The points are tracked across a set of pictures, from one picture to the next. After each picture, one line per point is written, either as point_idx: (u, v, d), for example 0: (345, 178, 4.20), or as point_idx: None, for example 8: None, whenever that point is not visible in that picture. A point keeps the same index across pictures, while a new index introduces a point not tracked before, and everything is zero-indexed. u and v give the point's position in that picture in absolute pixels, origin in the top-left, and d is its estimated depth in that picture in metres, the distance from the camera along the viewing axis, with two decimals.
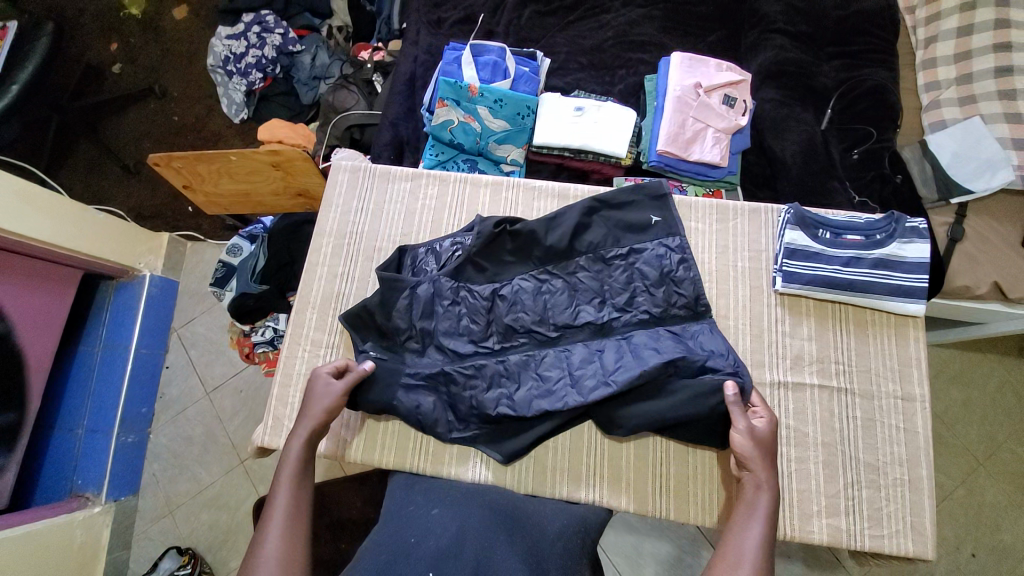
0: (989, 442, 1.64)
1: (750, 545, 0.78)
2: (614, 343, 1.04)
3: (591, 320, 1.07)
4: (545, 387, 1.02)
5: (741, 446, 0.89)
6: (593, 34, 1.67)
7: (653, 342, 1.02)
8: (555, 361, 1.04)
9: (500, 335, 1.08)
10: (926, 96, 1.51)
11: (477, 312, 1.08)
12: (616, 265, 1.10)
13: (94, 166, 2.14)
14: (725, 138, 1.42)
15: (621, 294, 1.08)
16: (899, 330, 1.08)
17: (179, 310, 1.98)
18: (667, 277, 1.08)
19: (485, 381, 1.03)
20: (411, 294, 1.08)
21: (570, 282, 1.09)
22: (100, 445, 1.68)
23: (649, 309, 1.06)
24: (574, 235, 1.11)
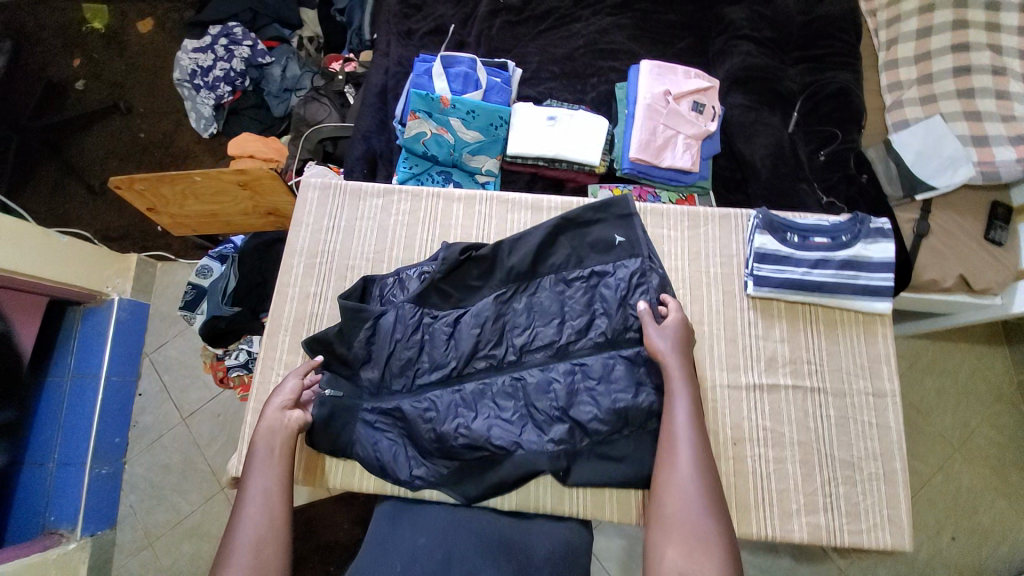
0: (964, 428, 1.69)
1: (680, 427, 0.88)
2: (569, 369, 1.02)
3: (550, 343, 1.04)
4: (502, 418, 1.00)
5: (660, 345, 0.97)
6: (565, 43, 1.68)
7: (607, 371, 1.00)
8: (509, 390, 1.02)
9: (459, 364, 1.05)
10: (890, 96, 1.54)
11: (437, 339, 1.06)
12: (576, 286, 1.09)
13: (59, 187, 2.07)
14: (695, 144, 1.43)
15: (579, 317, 1.06)
16: (868, 327, 1.11)
17: (151, 333, 1.92)
18: (626, 301, 1.06)
19: (441, 412, 1.00)
20: (374, 324, 1.06)
21: (531, 302, 1.08)
22: (72, 478, 1.62)
23: (604, 331, 1.04)
24: (535, 260, 1.10)
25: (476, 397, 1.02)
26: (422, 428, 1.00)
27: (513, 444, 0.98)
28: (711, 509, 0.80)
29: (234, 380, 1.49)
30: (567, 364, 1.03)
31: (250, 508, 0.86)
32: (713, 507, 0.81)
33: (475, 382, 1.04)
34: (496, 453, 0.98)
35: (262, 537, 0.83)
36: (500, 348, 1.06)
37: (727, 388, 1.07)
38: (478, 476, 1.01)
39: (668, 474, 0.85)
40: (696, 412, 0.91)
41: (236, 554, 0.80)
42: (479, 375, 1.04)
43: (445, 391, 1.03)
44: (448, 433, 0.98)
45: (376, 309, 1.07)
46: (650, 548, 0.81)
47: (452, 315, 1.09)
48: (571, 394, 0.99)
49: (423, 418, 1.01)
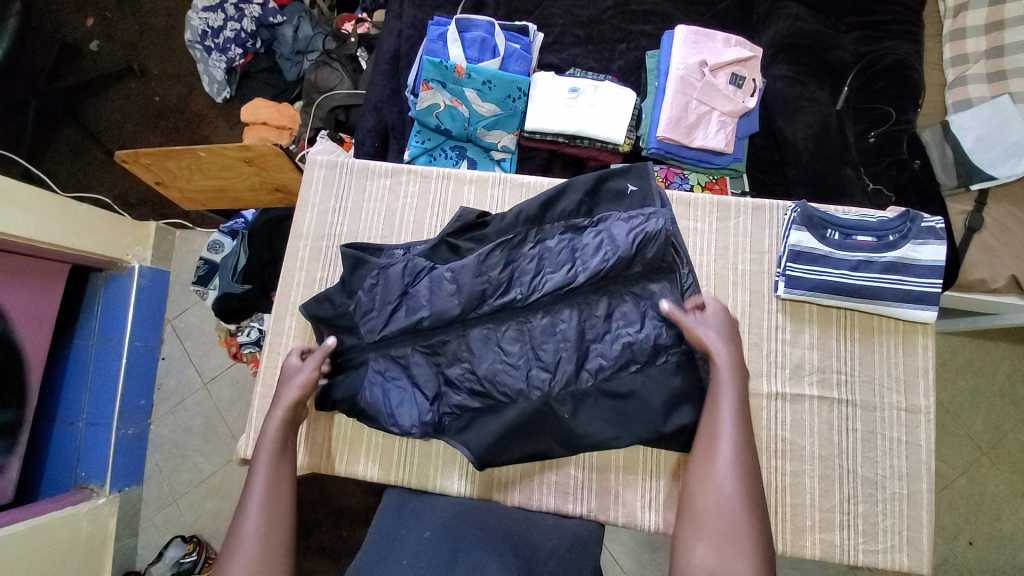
0: (994, 431, 1.60)
1: (726, 424, 0.84)
2: (577, 313, 0.99)
3: (560, 285, 0.99)
4: (510, 363, 0.99)
5: (704, 334, 0.91)
6: (592, 4, 1.53)
7: (612, 312, 1.00)
8: (517, 333, 1.00)
9: (465, 310, 1.00)
10: (952, 71, 1.39)
11: (440, 284, 1.01)
12: (586, 229, 1.04)
13: (77, 151, 2.07)
14: (731, 122, 1.31)
15: (591, 259, 1.00)
16: (907, 338, 1.02)
17: (171, 301, 1.95)
18: (636, 236, 0.99)
19: (449, 357, 1.00)
20: (379, 273, 1.04)
21: (540, 248, 1.03)
22: (100, 438, 1.70)
23: (612, 268, 0.99)
24: (545, 205, 1.06)
25: (482, 343, 0.99)
26: (429, 371, 1.00)
27: (523, 387, 0.98)
28: (747, 508, 0.77)
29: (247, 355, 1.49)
30: (572, 306, 1.01)
31: (256, 503, 0.87)
32: (749, 506, 0.77)
33: (481, 327, 1.00)
34: (503, 397, 0.99)
35: (270, 532, 0.85)
36: (507, 293, 1.01)
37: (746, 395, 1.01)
38: (484, 424, 0.98)
39: (704, 471, 0.82)
40: (742, 406, 0.86)
41: (244, 549, 0.82)
42: (484, 320, 1.01)
43: (450, 336, 1.00)
44: (456, 376, 1.00)
45: (382, 259, 1.05)
46: (678, 544, 0.79)
47: (458, 263, 1.02)
48: (580, 337, 0.99)
49: (431, 362, 1.01)
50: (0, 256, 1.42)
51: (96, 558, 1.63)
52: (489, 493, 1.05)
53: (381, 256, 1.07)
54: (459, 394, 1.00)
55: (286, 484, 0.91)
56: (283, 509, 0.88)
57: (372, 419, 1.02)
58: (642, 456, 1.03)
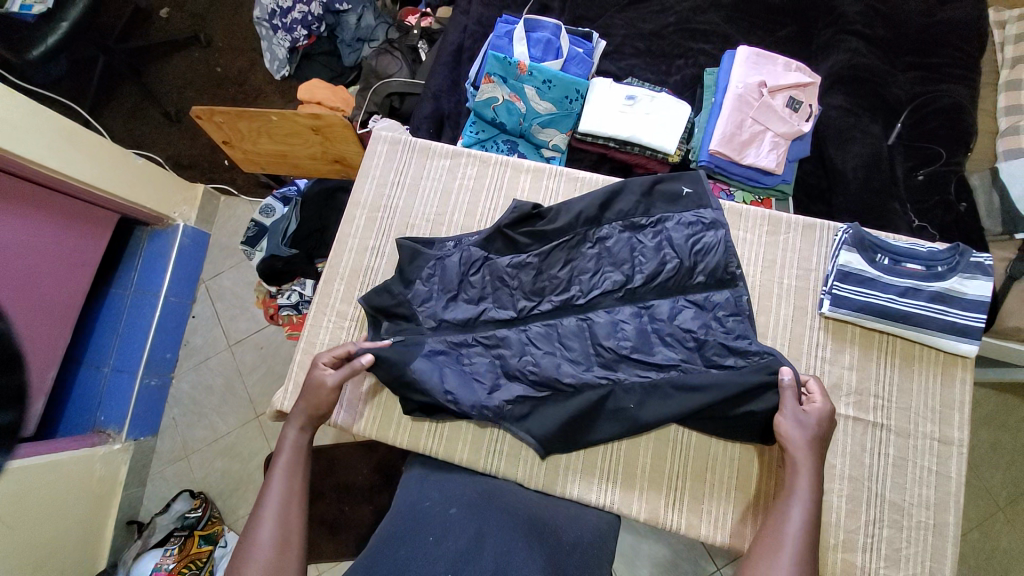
0: (1014, 487, 1.57)
1: (793, 532, 0.80)
2: (637, 312, 1.03)
3: (618, 286, 1.04)
4: (569, 357, 1.02)
5: (789, 430, 0.89)
6: (655, 19, 1.58)
7: (674, 314, 1.02)
8: (576, 330, 1.04)
9: (527, 306, 1.06)
10: (1005, 120, 1.40)
11: (499, 277, 1.07)
12: (645, 232, 1.07)
13: (135, 110, 2.15)
14: (783, 144, 1.33)
15: (649, 261, 1.04)
16: (946, 371, 1.02)
17: (208, 262, 2.00)
18: (695, 244, 1.04)
19: (512, 348, 1.03)
20: (437, 263, 1.09)
21: (600, 250, 1.07)
22: (124, 385, 1.73)
23: (672, 274, 1.03)
24: (603, 204, 1.09)
25: (543, 339, 1.04)
26: (490, 363, 1.04)
27: (585, 379, 1.00)
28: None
29: (284, 318, 1.53)
30: (633, 306, 1.04)
31: (273, 508, 0.86)
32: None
33: (541, 323, 1.05)
34: (564, 388, 1.00)
35: (285, 538, 0.84)
36: (567, 291, 1.06)
37: None
38: (545, 410, 1.00)
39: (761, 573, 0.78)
40: (815, 513, 0.82)
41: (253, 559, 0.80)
42: (545, 318, 1.05)
43: (511, 330, 1.05)
44: (518, 368, 1.02)
45: (436, 249, 1.10)
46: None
47: (515, 256, 1.08)
48: (641, 335, 1.02)
49: (492, 355, 1.04)
50: (59, 197, 1.48)
51: (106, 503, 1.65)
52: (515, 470, 1.06)
53: (434, 248, 1.12)
54: (517, 385, 1.02)
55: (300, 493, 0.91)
56: (296, 519, 0.87)
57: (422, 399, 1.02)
58: (671, 454, 1.04)
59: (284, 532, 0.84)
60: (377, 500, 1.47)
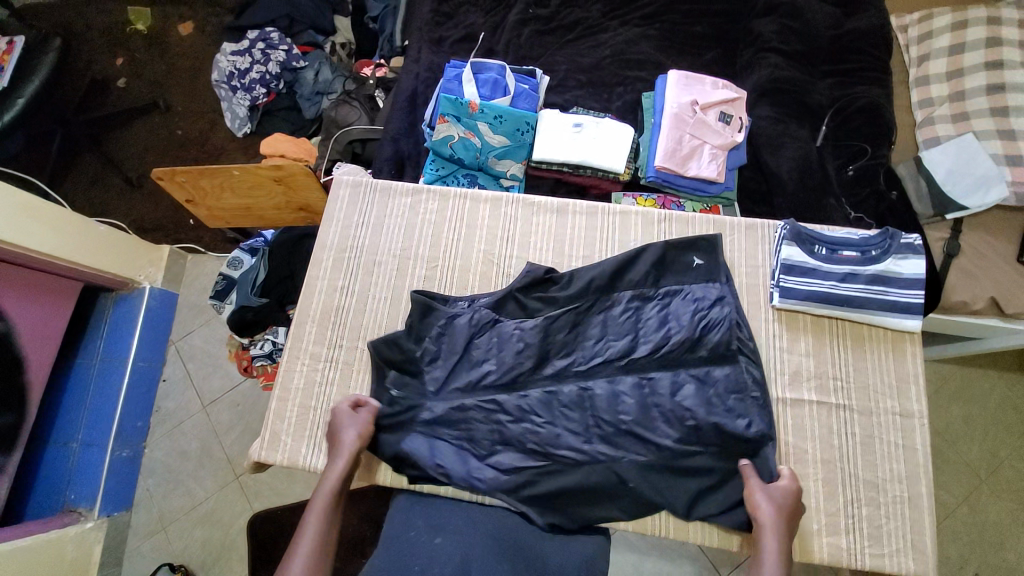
0: (992, 459, 1.63)
1: None
2: (637, 382, 1.04)
3: (621, 354, 1.06)
4: (570, 428, 1.02)
5: (761, 503, 0.93)
6: (591, 53, 1.70)
7: (675, 389, 1.02)
8: (577, 399, 1.04)
9: (528, 369, 1.07)
10: (920, 112, 1.53)
11: (504, 340, 1.09)
12: (652, 301, 1.10)
13: (97, 179, 2.17)
14: (721, 155, 1.44)
15: (653, 333, 1.07)
16: (896, 347, 1.08)
17: (178, 322, 1.98)
18: (700, 320, 1.06)
19: (513, 414, 1.04)
20: (447, 322, 1.11)
21: (606, 318, 1.09)
22: (95, 459, 1.67)
23: (676, 345, 1.05)
24: (614, 274, 1.11)
25: (543, 408, 1.04)
26: (485, 426, 1.04)
27: (582, 454, 1.00)
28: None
29: (258, 369, 1.50)
30: (634, 377, 1.05)
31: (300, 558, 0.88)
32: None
33: (541, 389, 1.06)
34: (563, 460, 1.01)
35: None
36: (569, 356, 1.08)
37: None
38: (541, 486, 1.00)
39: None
40: None
41: None
42: (544, 384, 1.06)
43: (511, 396, 1.05)
44: (517, 436, 1.03)
45: (449, 306, 1.12)
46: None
47: (525, 320, 1.10)
48: (642, 408, 1.02)
49: (490, 421, 1.04)
50: (20, 271, 1.47)
51: None
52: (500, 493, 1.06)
53: (448, 303, 1.14)
54: (513, 452, 1.03)
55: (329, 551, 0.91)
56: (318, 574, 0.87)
57: (414, 468, 1.04)
58: None
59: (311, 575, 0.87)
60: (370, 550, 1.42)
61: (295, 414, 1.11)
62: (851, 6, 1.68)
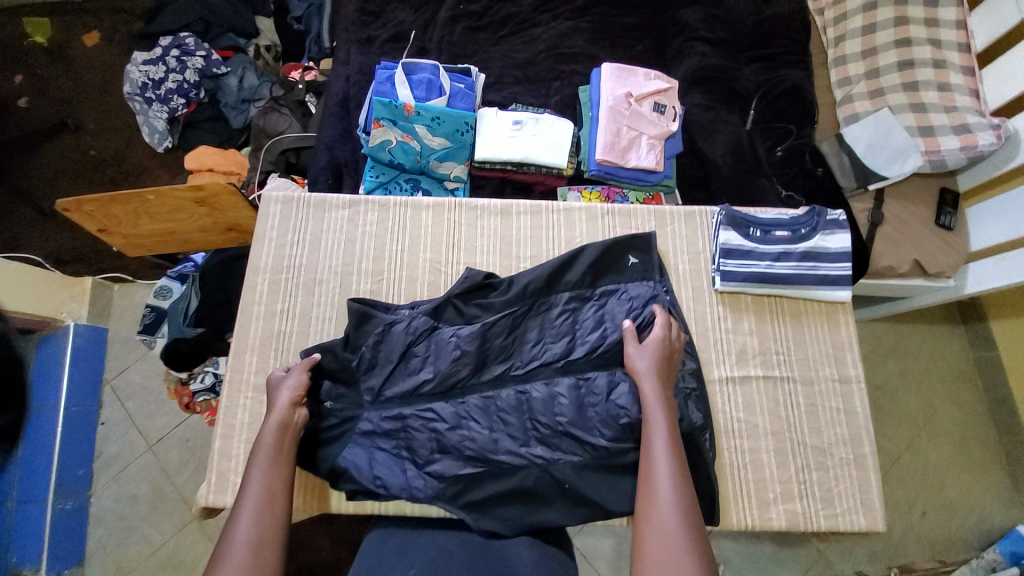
0: (927, 406, 1.77)
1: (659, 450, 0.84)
2: (573, 382, 1.04)
3: (557, 357, 1.07)
4: (508, 432, 1.01)
5: (636, 363, 0.98)
6: (527, 48, 1.69)
7: (611, 388, 1.02)
8: (514, 404, 1.03)
9: (466, 375, 1.05)
10: (840, 91, 1.61)
11: (442, 348, 1.06)
12: (588, 303, 1.11)
13: (2, 210, 1.95)
14: (658, 144, 1.46)
15: (590, 334, 1.08)
16: (830, 318, 1.14)
17: (111, 359, 1.82)
18: (634, 319, 1.08)
19: (449, 421, 1.01)
20: (384, 330, 1.07)
21: (542, 322, 1.09)
22: (33, 516, 1.52)
23: (612, 345, 1.06)
24: (551, 277, 1.12)
25: (481, 414, 1.02)
26: (424, 437, 1.01)
27: (519, 458, 1.00)
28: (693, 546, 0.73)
29: (201, 405, 1.42)
30: (571, 378, 1.05)
31: (250, 501, 0.84)
32: (694, 540, 0.74)
33: (478, 395, 1.04)
34: (502, 466, 1.00)
35: (262, 538, 0.80)
36: (507, 360, 1.07)
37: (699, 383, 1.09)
38: (478, 490, 0.99)
39: (648, 508, 0.79)
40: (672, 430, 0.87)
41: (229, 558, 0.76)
42: (480, 389, 1.05)
43: (448, 403, 1.03)
44: (454, 443, 1.00)
45: (389, 315, 1.09)
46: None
47: (462, 326, 1.08)
48: (579, 409, 1.01)
49: (429, 429, 1.01)
50: None
51: None
52: None
53: (388, 312, 1.11)
54: (451, 459, 1.01)
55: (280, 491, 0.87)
56: (275, 512, 0.83)
57: (351, 481, 1.01)
58: None
59: (265, 515, 0.82)
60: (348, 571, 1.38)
61: (242, 451, 1.05)
62: None
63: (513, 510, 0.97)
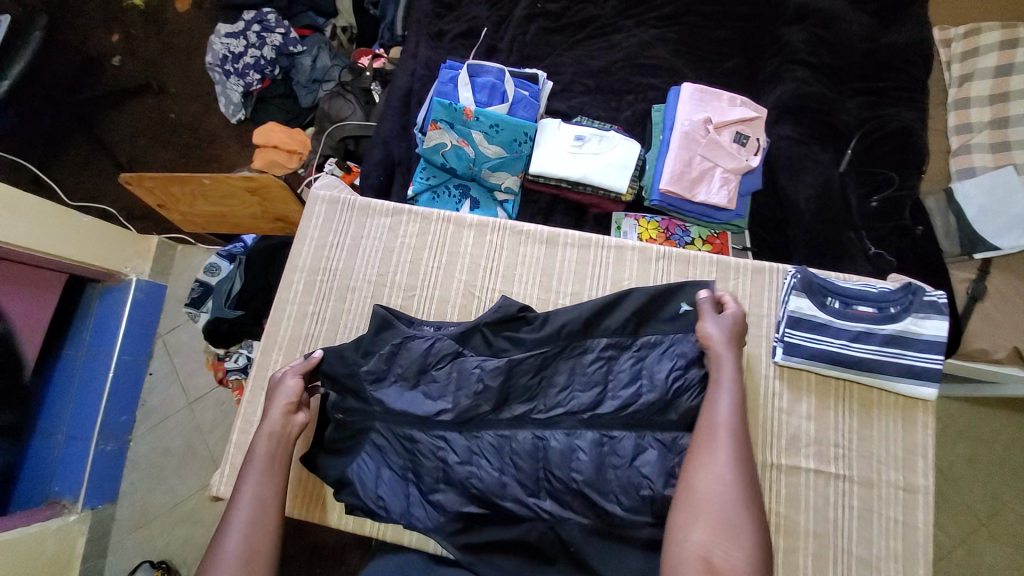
0: (994, 502, 1.54)
1: (722, 416, 0.86)
2: (598, 439, 0.93)
3: (584, 407, 0.96)
4: (518, 479, 0.93)
5: (711, 331, 0.96)
6: (603, 55, 1.57)
7: (637, 454, 0.92)
8: (529, 450, 0.94)
9: (484, 410, 0.96)
10: (955, 139, 1.38)
11: (462, 375, 1.00)
12: (627, 354, 1.01)
13: (87, 162, 2.09)
14: (733, 179, 1.32)
15: (624, 388, 0.97)
16: (907, 415, 0.98)
17: (165, 316, 1.93)
18: (677, 380, 0.96)
19: (458, 454, 0.95)
20: (405, 342, 1.02)
21: (574, 366, 1.01)
22: (77, 453, 1.65)
23: (646, 406, 0.95)
24: (590, 319, 1.03)
25: (492, 454, 0.95)
26: (430, 465, 0.95)
27: (524, 508, 0.93)
28: (744, 504, 0.77)
29: (232, 382, 1.46)
30: (595, 432, 0.95)
31: (241, 515, 0.85)
32: (747, 496, 0.78)
33: (494, 432, 0.96)
34: (506, 512, 0.93)
35: (252, 553, 0.82)
36: (530, 400, 0.99)
37: None
38: (477, 532, 0.95)
39: (705, 458, 0.82)
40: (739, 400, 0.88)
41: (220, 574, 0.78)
42: (496, 425, 0.97)
43: (461, 434, 0.96)
44: (460, 479, 0.94)
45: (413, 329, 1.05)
46: (671, 528, 0.78)
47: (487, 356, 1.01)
48: (598, 469, 0.91)
49: (437, 458, 0.95)
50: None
51: None
52: None
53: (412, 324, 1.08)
54: (455, 494, 0.95)
55: (271, 504, 0.88)
56: (265, 527, 0.85)
57: (353, 495, 0.99)
58: None
59: (259, 527, 0.85)
60: (349, 561, 1.40)
61: None
62: (890, 15, 1.53)
63: (508, 561, 0.94)
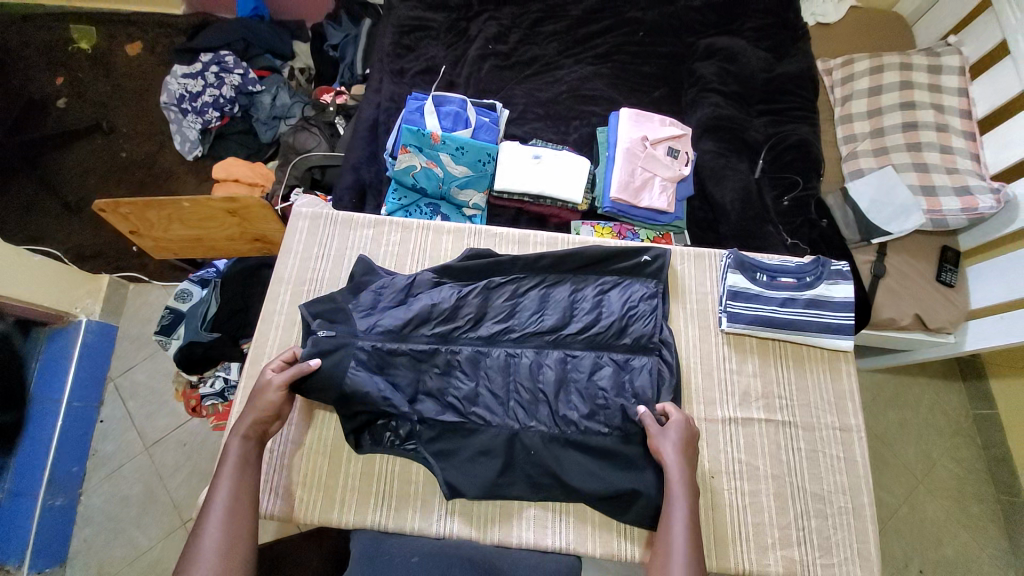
0: (926, 460, 1.77)
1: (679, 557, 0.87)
2: (561, 356, 1.10)
3: (551, 330, 1.12)
4: (491, 389, 1.08)
5: (663, 448, 0.98)
6: (549, 88, 1.79)
7: (594, 370, 1.09)
8: (502, 365, 1.10)
9: (463, 327, 1.12)
10: (846, 147, 1.69)
11: (441, 301, 1.13)
12: (587, 303, 1.15)
13: (29, 205, 2.02)
14: (671, 186, 1.54)
15: (585, 315, 1.14)
16: (833, 365, 1.17)
17: (117, 357, 1.84)
18: (628, 309, 1.14)
19: (439, 367, 1.09)
20: (389, 280, 1.16)
21: (545, 294, 1.16)
22: (22, 511, 1.51)
23: (602, 330, 1.12)
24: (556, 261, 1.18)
25: (469, 367, 1.09)
26: (412, 374, 1.09)
27: (494, 416, 1.07)
28: None
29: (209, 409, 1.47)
30: (560, 352, 1.12)
31: (218, 510, 0.88)
32: None
33: (471, 347, 1.11)
34: (475, 420, 1.07)
35: (231, 543, 0.86)
36: (506, 323, 1.13)
37: (704, 421, 1.11)
38: (451, 440, 1.06)
39: None
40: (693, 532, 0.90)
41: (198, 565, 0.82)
42: (474, 345, 1.11)
43: (444, 348, 1.10)
44: (438, 389, 1.08)
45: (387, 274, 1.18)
46: None
47: (467, 287, 1.16)
48: (560, 381, 1.08)
49: (419, 369, 1.09)
50: None
51: None
52: (469, 530, 1.05)
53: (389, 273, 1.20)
54: (434, 403, 1.08)
55: (249, 497, 0.92)
56: (244, 519, 0.89)
57: (359, 409, 1.05)
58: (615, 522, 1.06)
59: (229, 528, 0.87)
60: None
61: None
62: (781, 51, 1.84)
63: (477, 468, 1.04)
